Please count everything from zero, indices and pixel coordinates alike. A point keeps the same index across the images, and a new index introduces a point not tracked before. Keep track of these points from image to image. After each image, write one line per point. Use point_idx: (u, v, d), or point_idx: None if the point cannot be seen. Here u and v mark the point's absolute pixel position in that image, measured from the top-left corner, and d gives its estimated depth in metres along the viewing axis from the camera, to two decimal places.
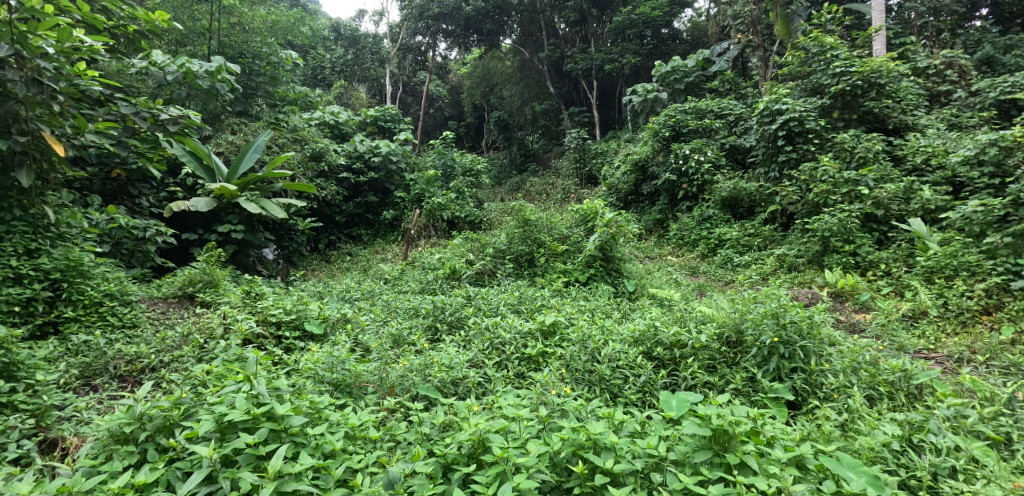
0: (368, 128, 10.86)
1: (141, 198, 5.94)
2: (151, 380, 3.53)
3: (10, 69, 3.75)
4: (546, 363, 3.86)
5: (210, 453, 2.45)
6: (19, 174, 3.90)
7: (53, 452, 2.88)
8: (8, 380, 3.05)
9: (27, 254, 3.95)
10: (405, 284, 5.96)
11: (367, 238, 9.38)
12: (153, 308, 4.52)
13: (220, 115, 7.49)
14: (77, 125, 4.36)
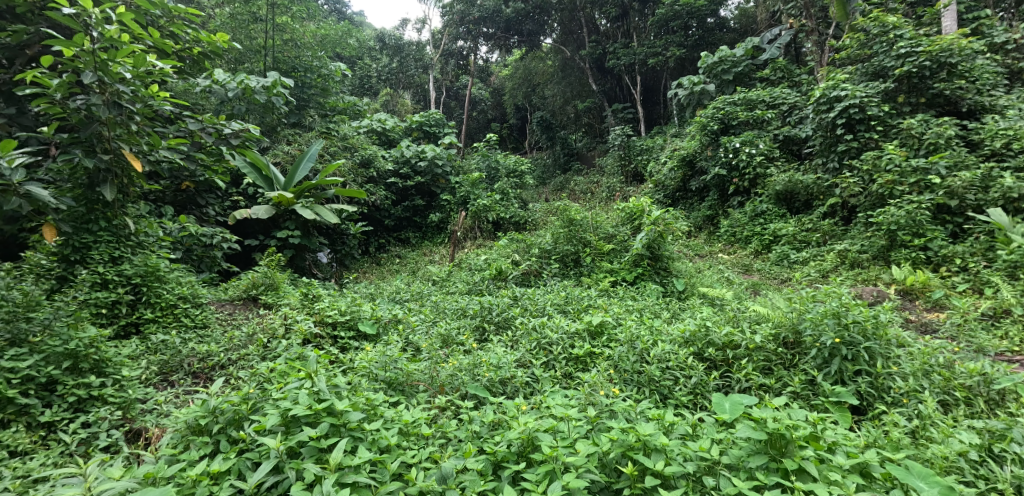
0: (413, 134, 11.04)
1: (208, 208, 6.29)
2: (222, 377, 3.72)
3: (94, 94, 4.04)
4: (594, 364, 3.81)
5: (278, 445, 2.54)
6: (103, 189, 4.13)
7: (137, 441, 3.09)
8: (97, 375, 3.26)
9: (110, 262, 4.21)
10: (453, 285, 6.04)
11: (415, 241, 9.55)
12: (221, 310, 4.77)
13: (276, 126, 7.82)
14: (153, 142, 4.57)
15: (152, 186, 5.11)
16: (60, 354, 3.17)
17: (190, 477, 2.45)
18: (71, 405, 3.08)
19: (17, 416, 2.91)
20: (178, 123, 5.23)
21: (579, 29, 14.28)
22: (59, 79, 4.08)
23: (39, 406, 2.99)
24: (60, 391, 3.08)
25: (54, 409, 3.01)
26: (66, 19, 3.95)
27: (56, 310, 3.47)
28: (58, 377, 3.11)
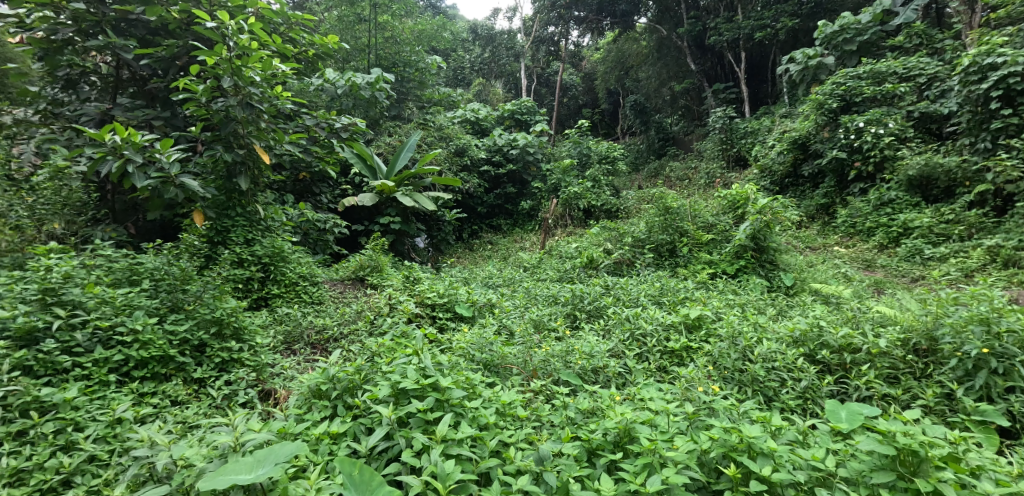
0: (505, 122, 11.11)
1: (321, 196, 6.76)
2: (336, 348, 3.97)
3: (232, 96, 4.42)
4: (691, 359, 3.60)
5: (390, 413, 2.60)
6: (240, 181, 4.60)
7: (268, 401, 3.32)
8: (236, 340, 3.60)
9: (245, 243, 4.65)
10: (543, 272, 6.01)
11: (506, 228, 9.64)
12: (334, 289, 5.12)
13: (379, 119, 8.17)
14: (278, 137, 4.95)
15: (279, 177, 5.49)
16: (208, 320, 3.53)
17: (313, 435, 2.54)
18: (216, 365, 3.41)
19: (175, 371, 3.24)
20: (297, 120, 5.62)
21: (676, 6, 13.46)
22: (203, 85, 4.50)
23: (192, 365, 3.31)
24: (208, 353, 3.41)
25: (203, 368, 3.33)
26: (208, 33, 4.35)
27: (205, 282, 3.82)
28: (206, 340, 3.45)
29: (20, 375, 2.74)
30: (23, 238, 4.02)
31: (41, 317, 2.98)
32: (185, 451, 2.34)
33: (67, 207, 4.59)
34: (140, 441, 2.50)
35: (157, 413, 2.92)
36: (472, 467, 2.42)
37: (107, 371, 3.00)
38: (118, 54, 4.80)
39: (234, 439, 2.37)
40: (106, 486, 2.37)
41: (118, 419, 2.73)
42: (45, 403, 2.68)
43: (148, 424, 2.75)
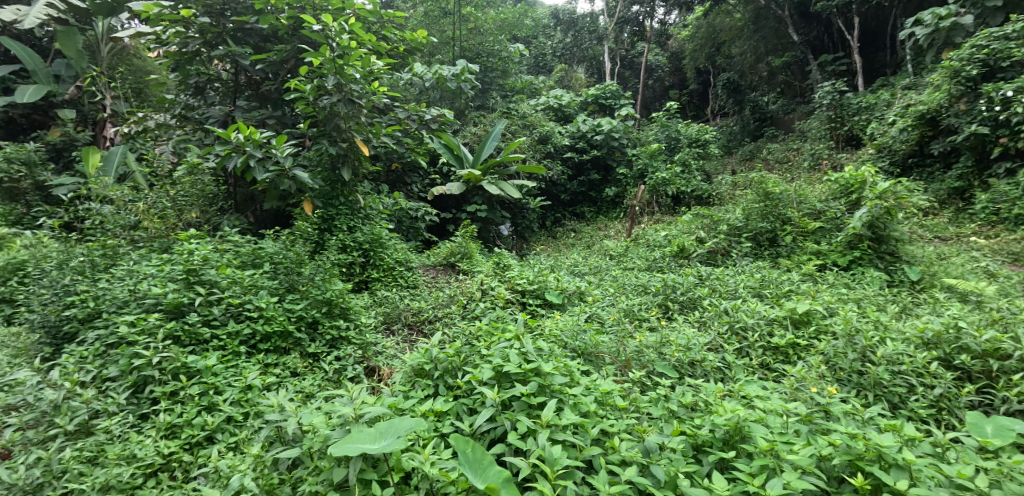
0: (589, 107, 10.89)
1: (413, 185, 6.99)
2: (432, 330, 4.10)
3: (335, 93, 4.70)
4: (800, 357, 3.37)
5: (495, 395, 2.61)
6: (343, 171, 4.84)
7: (373, 377, 3.41)
8: (344, 318, 3.78)
9: (347, 231, 4.90)
10: (630, 261, 5.87)
11: (590, 216, 9.50)
12: (427, 274, 5.29)
13: (465, 110, 8.28)
14: (375, 131, 5.18)
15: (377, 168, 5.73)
16: (320, 300, 3.72)
17: (420, 412, 2.57)
18: (328, 341, 3.58)
19: (293, 346, 3.43)
20: (391, 113, 5.84)
21: None
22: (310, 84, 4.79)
23: (307, 340, 3.49)
24: (321, 329, 3.59)
25: (316, 344, 3.50)
26: (313, 36, 4.64)
27: (316, 266, 4.05)
28: (319, 318, 3.65)
29: (171, 344, 3.04)
30: (167, 226, 4.62)
31: (186, 294, 3.33)
32: (312, 418, 2.40)
33: (204, 198, 5.06)
34: (271, 406, 2.57)
35: (279, 383, 3.06)
36: (576, 454, 2.39)
37: (238, 343, 3.25)
38: (237, 61, 5.21)
39: (353, 411, 2.38)
40: (241, 445, 2.63)
41: (248, 386, 2.93)
42: (192, 368, 2.96)
43: (273, 392, 2.90)
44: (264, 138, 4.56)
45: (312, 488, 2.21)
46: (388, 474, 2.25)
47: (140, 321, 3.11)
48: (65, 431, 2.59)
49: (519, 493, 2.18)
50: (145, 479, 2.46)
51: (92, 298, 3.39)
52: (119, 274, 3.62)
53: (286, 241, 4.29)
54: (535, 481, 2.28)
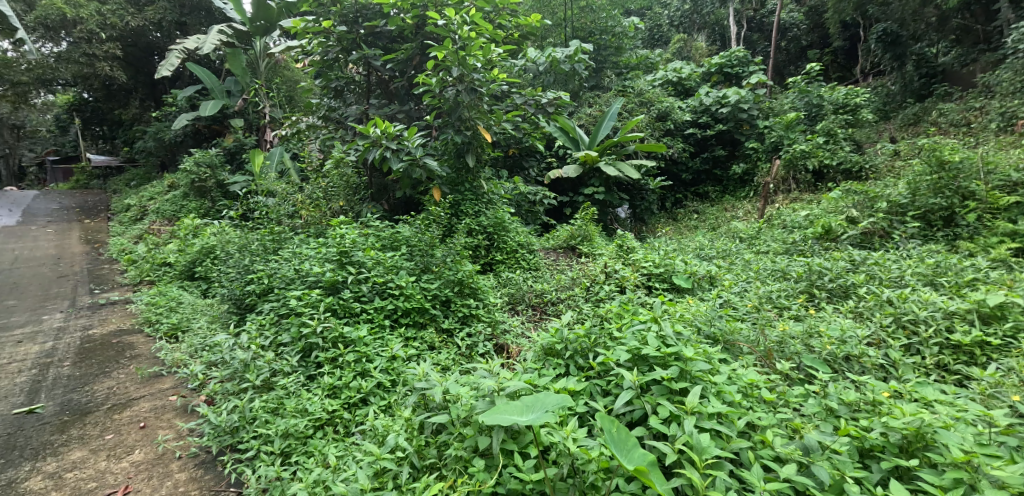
0: (713, 78, 10.22)
1: (530, 170, 7.11)
2: (556, 312, 4.18)
3: (459, 85, 4.96)
4: (996, 359, 2.94)
5: (633, 378, 2.55)
6: (468, 158, 5.19)
7: (503, 354, 3.54)
8: (473, 297, 3.99)
9: (473, 215, 5.14)
10: (763, 244, 5.46)
11: (714, 196, 8.98)
12: (548, 257, 5.38)
13: (579, 91, 8.29)
14: (497, 117, 5.35)
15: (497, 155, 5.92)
16: (452, 281, 3.96)
17: (555, 390, 2.61)
18: (460, 318, 3.80)
19: (429, 321, 3.68)
20: (508, 100, 5.98)
21: None
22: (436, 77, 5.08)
23: (441, 316, 3.72)
24: (453, 307, 3.82)
25: (449, 320, 3.72)
26: (438, 31, 4.89)
27: (448, 249, 4.30)
28: (451, 297, 3.89)
29: (330, 316, 3.43)
30: (320, 214, 5.38)
31: (341, 273, 3.74)
32: (457, 389, 2.60)
33: (349, 189, 5.71)
34: (418, 375, 2.81)
35: (418, 355, 3.30)
36: (724, 444, 2.30)
37: (384, 316, 3.55)
38: (369, 62, 5.62)
39: (496, 384, 2.52)
40: (391, 408, 2.86)
41: (394, 356, 3.18)
42: (348, 337, 3.27)
43: (415, 362, 3.13)
44: (397, 131, 4.94)
45: (459, 453, 2.38)
46: (528, 446, 2.35)
47: (305, 296, 3.56)
48: (254, 384, 3.02)
49: (664, 480, 2.14)
50: (315, 431, 2.75)
51: (265, 276, 4.02)
52: (286, 256, 4.24)
53: (420, 224, 4.61)
54: (681, 468, 2.22)
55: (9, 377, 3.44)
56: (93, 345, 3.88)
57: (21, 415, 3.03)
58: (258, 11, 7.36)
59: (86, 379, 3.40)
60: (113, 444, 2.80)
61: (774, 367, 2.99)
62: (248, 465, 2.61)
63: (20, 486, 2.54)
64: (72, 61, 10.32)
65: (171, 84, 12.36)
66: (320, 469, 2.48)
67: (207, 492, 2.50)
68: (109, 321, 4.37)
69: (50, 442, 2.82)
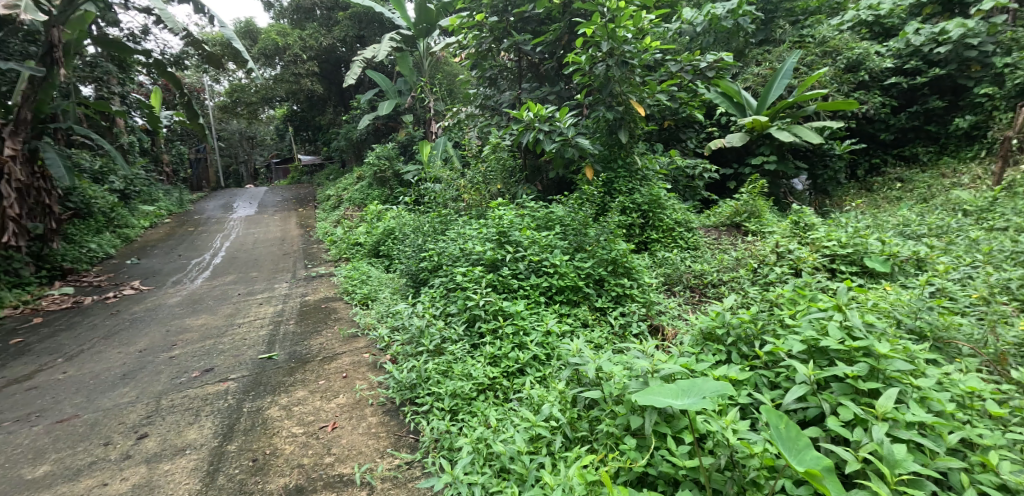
0: (926, 9, 7.65)
1: (687, 141, 6.79)
2: (716, 295, 3.97)
3: (610, 59, 4.87)
4: None
5: (810, 372, 2.34)
6: (620, 134, 5.06)
7: (657, 335, 3.48)
8: (627, 277, 3.97)
9: (627, 193, 5.08)
10: (1000, 220, 4.52)
11: (926, 159, 7.30)
12: (709, 235, 5.11)
13: (745, 49, 7.55)
14: (651, 88, 5.14)
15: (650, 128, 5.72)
16: (606, 259, 3.98)
17: (713, 377, 2.53)
18: (613, 297, 3.81)
19: (582, 299, 3.75)
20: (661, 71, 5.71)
21: None
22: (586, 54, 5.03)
23: (595, 295, 3.77)
24: (607, 286, 3.85)
25: (602, 299, 3.76)
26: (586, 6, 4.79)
27: (601, 228, 4.32)
28: (605, 276, 3.91)
29: (490, 290, 3.70)
30: (480, 197, 5.78)
31: (500, 251, 4.00)
32: (610, 367, 2.65)
33: (506, 172, 5.93)
34: (571, 351, 2.90)
35: (572, 332, 3.40)
36: (926, 461, 2.06)
37: (539, 293, 3.72)
38: (520, 47, 5.78)
39: (649, 365, 2.53)
40: (547, 379, 3.01)
41: (549, 331, 3.34)
42: (506, 311, 3.50)
43: (568, 338, 3.25)
44: (549, 113, 5.03)
45: (610, 429, 2.43)
46: (683, 432, 2.33)
47: (469, 272, 3.90)
48: (428, 348, 3.39)
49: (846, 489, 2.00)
50: (478, 393, 3.00)
51: (435, 255, 4.48)
52: (452, 237, 4.65)
53: (574, 204, 4.69)
54: (866, 480, 2.06)
55: (254, 331, 4.30)
56: (308, 309, 4.66)
57: (262, 360, 3.75)
58: (420, 15, 7.78)
59: (305, 335, 4.10)
60: (325, 388, 3.31)
61: (1008, 376, 2.48)
62: (423, 416, 2.93)
63: (264, 411, 3.12)
64: (284, 81, 12.46)
65: (356, 89, 14.01)
66: (482, 428, 2.71)
67: (393, 435, 2.87)
68: (319, 290, 5.23)
69: (284, 381, 3.43)
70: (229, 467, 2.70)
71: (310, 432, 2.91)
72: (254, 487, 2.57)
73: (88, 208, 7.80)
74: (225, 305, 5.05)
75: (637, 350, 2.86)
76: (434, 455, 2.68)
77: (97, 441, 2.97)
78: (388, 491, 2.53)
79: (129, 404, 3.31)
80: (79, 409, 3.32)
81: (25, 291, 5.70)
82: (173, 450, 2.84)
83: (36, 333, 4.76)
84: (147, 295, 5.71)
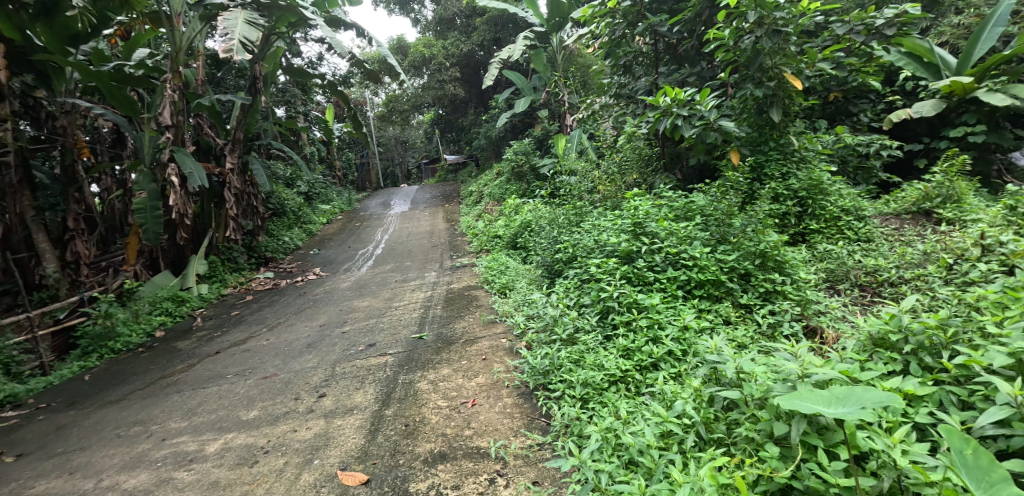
0: None
1: (860, 115, 5.54)
2: (894, 295, 3.51)
3: (758, 30, 4.46)
4: None
5: (1016, 393, 2.04)
6: (772, 113, 4.62)
7: (814, 339, 3.20)
8: (779, 273, 3.67)
9: (781, 178, 4.66)
10: None
11: None
12: (886, 224, 4.52)
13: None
14: (811, 58, 4.59)
15: (811, 102, 5.18)
16: (753, 252, 3.71)
17: (883, 388, 2.27)
18: (761, 294, 3.56)
19: (725, 294, 3.56)
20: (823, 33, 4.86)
21: None
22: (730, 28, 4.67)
23: (739, 291, 3.54)
24: (753, 282, 3.60)
25: (749, 295, 3.52)
26: None
27: (748, 217, 4.04)
28: (752, 270, 3.65)
29: (625, 282, 3.67)
30: (615, 188, 5.71)
31: (635, 243, 3.94)
32: (752, 367, 2.50)
33: (641, 161, 5.80)
34: (710, 348, 2.77)
35: (712, 328, 3.25)
36: None
37: (676, 287, 3.60)
38: (656, 30, 5.65)
39: (800, 369, 2.34)
40: (682, 376, 2.92)
41: (686, 327, 3.22)
42: (641, 304, 3.45)
43: (707, 335, 3.11)
44: (689, 96, 4.78)
45: (750, 434, 2.31)
46: (838, 446, 2.13)
47: (604, 264, 3.90)
48: (561, 337, 3.47)
49: None
50: (610, 384, 3.00)
51: (570, 246, 4.53)
52: (587, 228, 4.67)
53: (716, 192, 4.44)
54: None
55: (408, 313, 4.72)
56: (453, 296, 5.00)
57: (414, 339, 4.12)
58: (553, 10, 7.84)
59: (451, 319, 4.43)
60: (466, 367, 3.55)
61: None
62: (555, 402, 3.02)
63: (416, 384, 3.44)
64: (430, 88, 13.46)
65: (495, 90, 14.54)
66: (613, 418, 2.71)
67: (527, 416, 2.98)
68: (463, 278, 5.58)
69: (431, 359, 3.74)
70: (386, 428, 3.02)
71: (453, 406, 3.14)
72: (405, 448, 2.85)
73: (283, 208, 9.17)
74: (384, 290, 5.63)
75: (787, 351, 2.65)
76: (564, 439, 2.75)
77: (289, 396, 3.51)
78: (520, 468, 2.64)
79: (311, 369, 3.85)
80: (277, 369, 3.95)
81: (241, 275, 6.92)
82: (343, 410, 3.25)
83: (248, 308, 5.76)
84: (323, 280, 6.57)
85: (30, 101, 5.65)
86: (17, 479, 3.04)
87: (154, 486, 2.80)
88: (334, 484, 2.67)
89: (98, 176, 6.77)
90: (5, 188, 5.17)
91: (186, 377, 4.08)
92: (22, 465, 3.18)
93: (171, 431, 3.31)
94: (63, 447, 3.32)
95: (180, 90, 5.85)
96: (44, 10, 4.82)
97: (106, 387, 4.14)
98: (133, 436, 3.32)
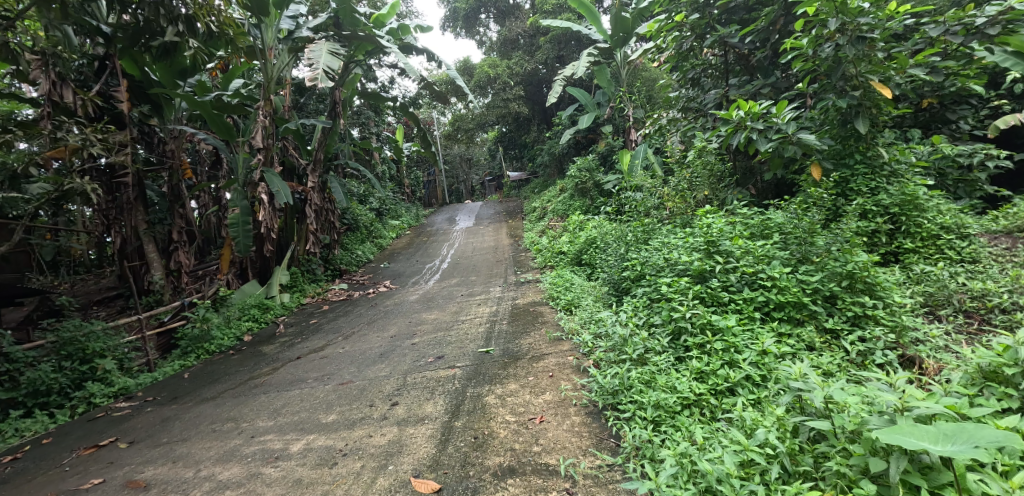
0: None
1: (960, 122, 5.11)
2: (1006, 324, 3.24)
3: (840, 36, 4.26)
4: None
5: None
6: (857, 123, 4.34)
7: (912, 369, 2.98)
8: (870, 296, 3.43)
9: (869, 193, 4.38)
10: None
11: None
12: (993, 242, 4.15)
13: None
14: (900, 64, 4.31)
15: (902, 110, 4.84)
16: (839, 273, 3.48)
17: (997, 426, 2.14)
18: (849, 318, 3.33)
19: (808, 317, 3.36)
20: (914, 36, 4.54)
21: None
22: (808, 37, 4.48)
23: (824, 314, 3.34)
24: (840, 305, 3.38)
25: (835, 319, 3.31)
26: None
27: (833, 235, 3.81)
28: (838, 292, 3.44)
29: (698, 303, 3.56)
30: (684, 205, 5.58)
31: (708, 262, 3.82)
32: (843, 396, 2.37)
33: (713, 177, 5.62)
34: (794, 374, 2.64)
35: (794, 354, 3.09)
36: None
37: (754, 308, 3.45)
38: (726, 42, 5.43)
39: (898, 402, 2.23)
40: (761, 403, 2.79)
41: (765, 351, 3.08)
42: (715, 326, 3.34)
43: (789, 361, 2.96)
44: (763, 109, 4.60)
45: (842, 469, 2.21)
46: (944, 488, 2.06)
47: (675, 283, 3.81)
48: (631, 357, 3.39)
49: None
50: (683, 408, 2.90)
51: (639, 264, 4.45)
52: (656, 246, 4.58)
53: (797, 209, 4.22)
54: None
55: (474, 328, 4.79)
56: (518, 311, 5.03)
57: (480, 353, 4.17)
58: (616, 26, 7.69)
59: (517, 334, 4.45)
60: (533, 383, 3.55)
61: None
62: (626, 423, 2.95)
63: (483, 397, 3.47)
64: (494, 107, 13.54)
65: (558, 106, 14.60)
66: (687, 443, 2.63)
67: (595, 436, 2.93)
68: (527, 294, 5.60)
69: (498, 374, 3.77)
70: (456, 439, 3.07)
71: (521, 422, 3.14)
72: (475, 460, 2.89)
73: (356, 223, 9.60)
74: (452, 303, 5.74)
75: (882, 382, 2.52)
76: (636, 461, 2.68)
77: (364, 403, 3.63)
78: (590, 488, 2.61)
79: (385, 378, 3.99)
80: (353, 376, 4.12)
81: (319, 286, 7.31)
82: (415, 419, 3.33)
83: (325, 317, 6.06)
84: (394, 292, 6.81)
85: (146, 127, 6.19)
86: (127, 464, 3.33)
87: (246, 480, 2.98)
88: (408, 490, 2.75)
89: (198, 193, 7.37)
90: (122, 204, 5.75)
91: (270, 380, 4.32)
92: (133, 452, 3.48)
93: (259, 429, 3.51)
94: (166, 437, 3.60)
95: (270, 115, 6.29)
96: (163, 48, 5.19)
97: (202, 385, 4.47)
98: (228, 431, 3.55)
